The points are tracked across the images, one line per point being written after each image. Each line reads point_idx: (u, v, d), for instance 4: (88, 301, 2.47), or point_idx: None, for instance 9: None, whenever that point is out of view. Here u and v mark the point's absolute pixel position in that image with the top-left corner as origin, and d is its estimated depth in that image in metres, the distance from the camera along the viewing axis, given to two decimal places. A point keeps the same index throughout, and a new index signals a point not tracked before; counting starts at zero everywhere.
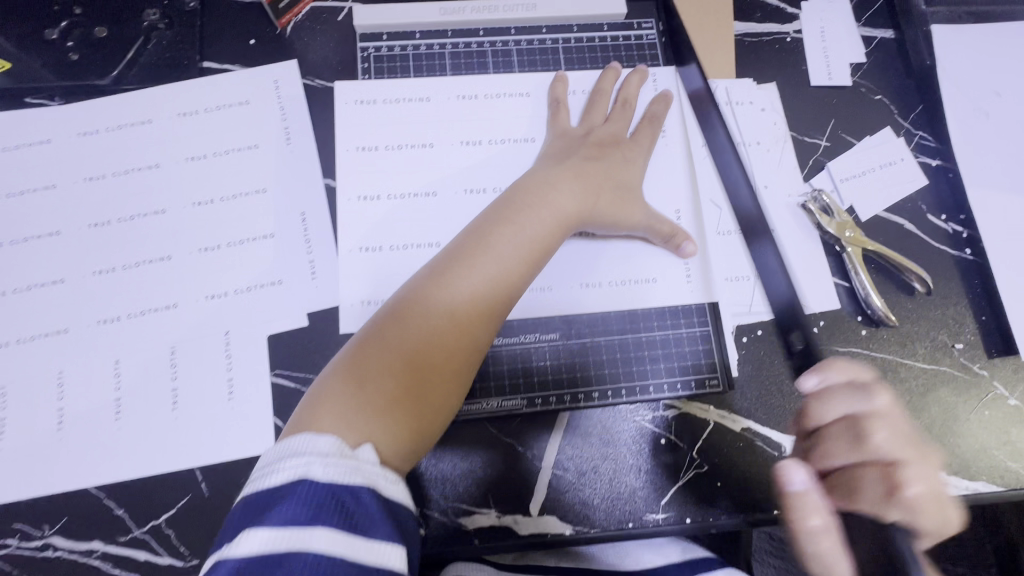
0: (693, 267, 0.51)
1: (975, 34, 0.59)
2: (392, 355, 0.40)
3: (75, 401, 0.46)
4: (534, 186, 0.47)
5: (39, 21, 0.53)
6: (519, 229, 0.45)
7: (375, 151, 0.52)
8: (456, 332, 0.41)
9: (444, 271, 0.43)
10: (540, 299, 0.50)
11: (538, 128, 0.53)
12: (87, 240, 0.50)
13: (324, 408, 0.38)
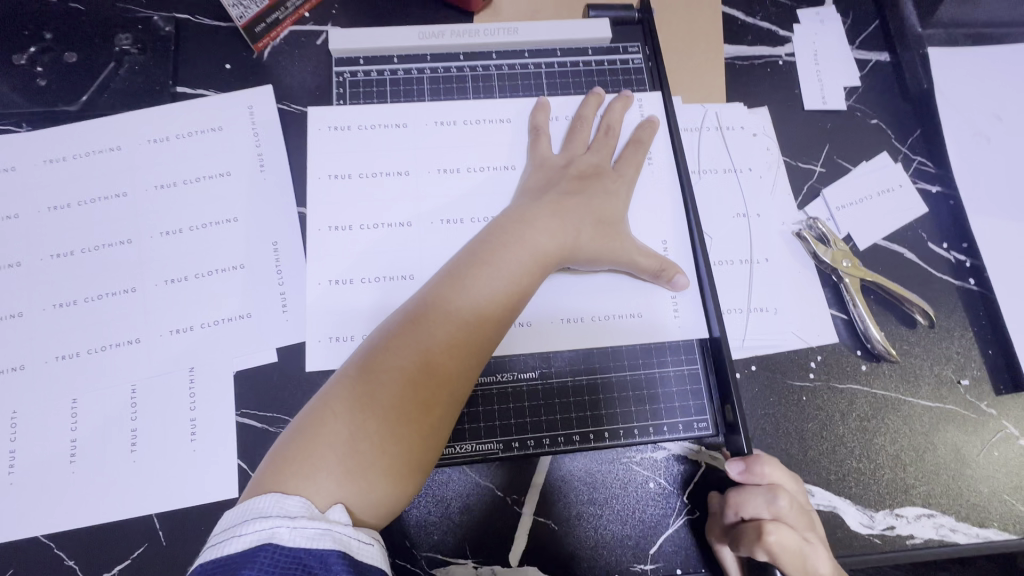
0: (681, 302, 0.48)
1: (973, 57, 0.57)
2: (361, 409, 0.37)
3: (28, 443, 0.44)
4: (512, 222, 0.45)
5: (8, 47, 0.52)
6: (496, 269, 0.42)
7: (349, 179, 0.50)
8: (430, 381, 0.39)
9: (416, 318, 0.41)
10: (522, 335, 0.47)
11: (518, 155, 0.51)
12: (49, 272, 0.48)
13: (290, 467, 0.36)
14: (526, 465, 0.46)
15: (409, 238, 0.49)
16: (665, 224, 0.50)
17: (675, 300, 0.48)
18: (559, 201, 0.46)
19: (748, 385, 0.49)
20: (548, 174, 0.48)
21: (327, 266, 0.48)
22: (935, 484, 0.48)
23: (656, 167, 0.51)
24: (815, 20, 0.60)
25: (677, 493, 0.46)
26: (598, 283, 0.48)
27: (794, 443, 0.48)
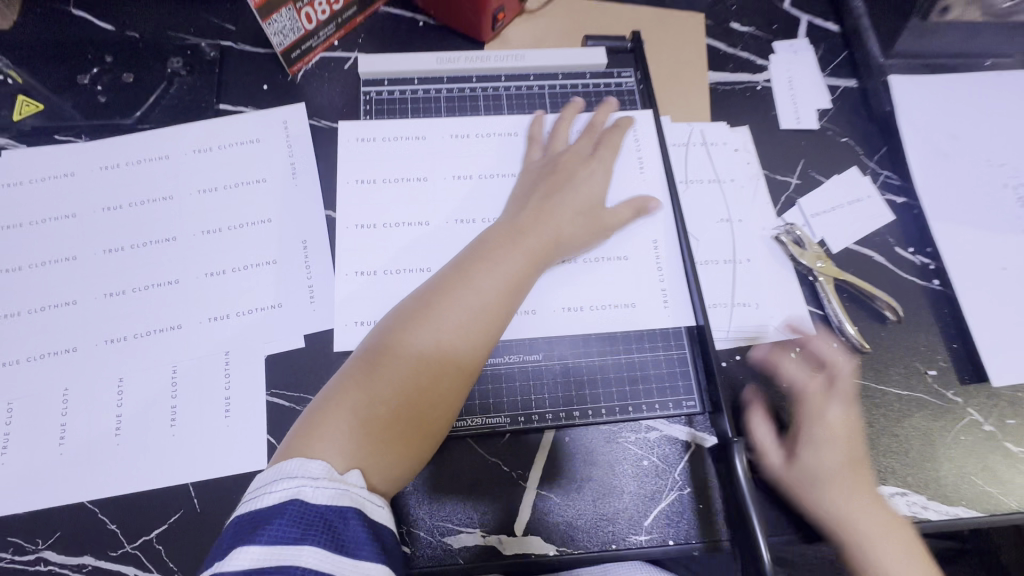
0: (670, 293, 0.53)
1: (931, 83, 0.64)
2: (378, 387, 0.42)
3: (77, 417, 0.48)
4: (511, 226, 0.50)
5: (73, 68, 0.59)
6: (499, 265, 0.47)
7: (373, 184, 0.55)
8: (438, 364, 0.43)
9: (429, 304, 0.46)
10: (529, 322, 0.52)
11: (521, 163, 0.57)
12: (102, 264, 0.53)
13: (317, 434, 0.40)
14: (530, 439, 0.50)
15: (425, 237, 0.54)
16: (655, 225, 0.56)
17: (664, 289, 0.53)
18: (553, 207, 0.52)
19: (733, 373, 0.54)
20: (545, 181, 0.54)
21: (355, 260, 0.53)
22: (907, 465, 0.52)
23: (647, 174, 0.57)
24: (789, 50, 0.67)
25: (668, 468, 0.50)
26: (596, 275, 0.53)
27: (777, 426, 0.53)
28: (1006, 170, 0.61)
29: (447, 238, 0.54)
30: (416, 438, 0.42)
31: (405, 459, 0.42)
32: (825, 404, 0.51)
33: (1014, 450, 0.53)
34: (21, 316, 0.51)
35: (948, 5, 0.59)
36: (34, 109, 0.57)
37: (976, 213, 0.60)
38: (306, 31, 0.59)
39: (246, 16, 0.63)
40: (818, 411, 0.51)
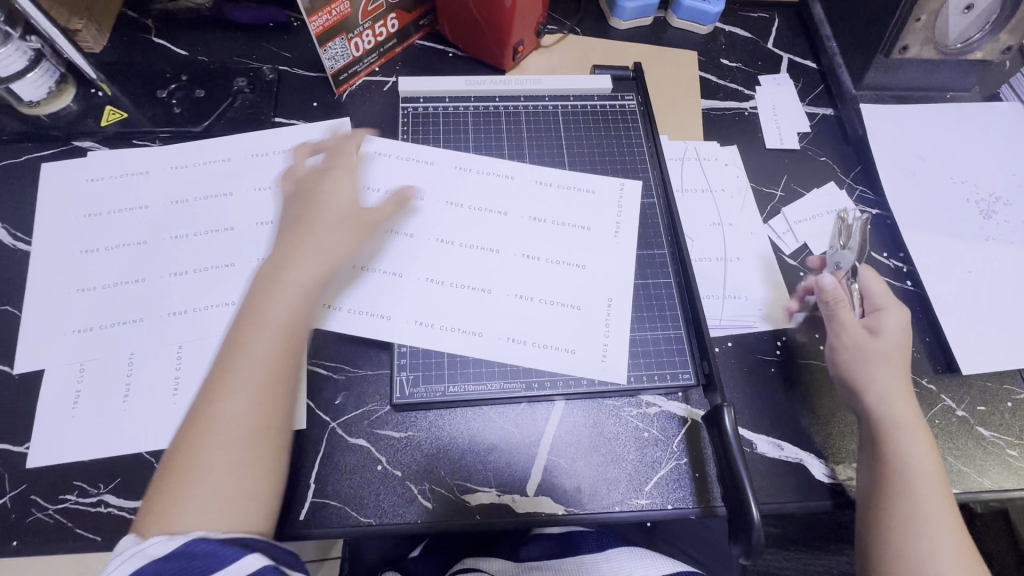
0: (610, 347, 0.57)
1: (898, 111, 0.72)
2: (199, 448, 0.42)
3: (140, 379, 0.54)
4: (277, 261, 0.50)
5: (154, 86, 0.69)
6: (269, 305, 0.48)
7: (376, 193, 0.62)
8: (257, 412, 0.44)
9: (244, 349, 0.46)
10: (476, 343, 0.56)
11: (525, 178, 0.65)
12: (167, 247, 0.60)
13: (162, 503, 0.41)
14: (541, 408, 0.56)
15: (403, 247, 0.59)
16: (618, 281, 0.60)
17: (606, 346, 0.57)
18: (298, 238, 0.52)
19: (725, 357, 0.59)
20: (290, 218, 0.54)
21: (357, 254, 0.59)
22: None
23: (620, 238, 0.62)
24: (773, 83, 0.76)
25: (666, 440, 0.55)
26: (547, 317, 0.57)
27: (765, 406, 0.57)
28: (968, 187, 0.69)
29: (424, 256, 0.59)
30: (260, 477, 0.43)
31: (249, 504, 0.42)
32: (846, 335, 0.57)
33: (985, 434, 0.58)
34: (96, 290, 0.58)
35: (906, 44, 0.68)
36: (118, 117, 0.66)
37: (941, 223, 0.67)
38: (354, 58, 0.68)
39: (302, 46, 0.74)
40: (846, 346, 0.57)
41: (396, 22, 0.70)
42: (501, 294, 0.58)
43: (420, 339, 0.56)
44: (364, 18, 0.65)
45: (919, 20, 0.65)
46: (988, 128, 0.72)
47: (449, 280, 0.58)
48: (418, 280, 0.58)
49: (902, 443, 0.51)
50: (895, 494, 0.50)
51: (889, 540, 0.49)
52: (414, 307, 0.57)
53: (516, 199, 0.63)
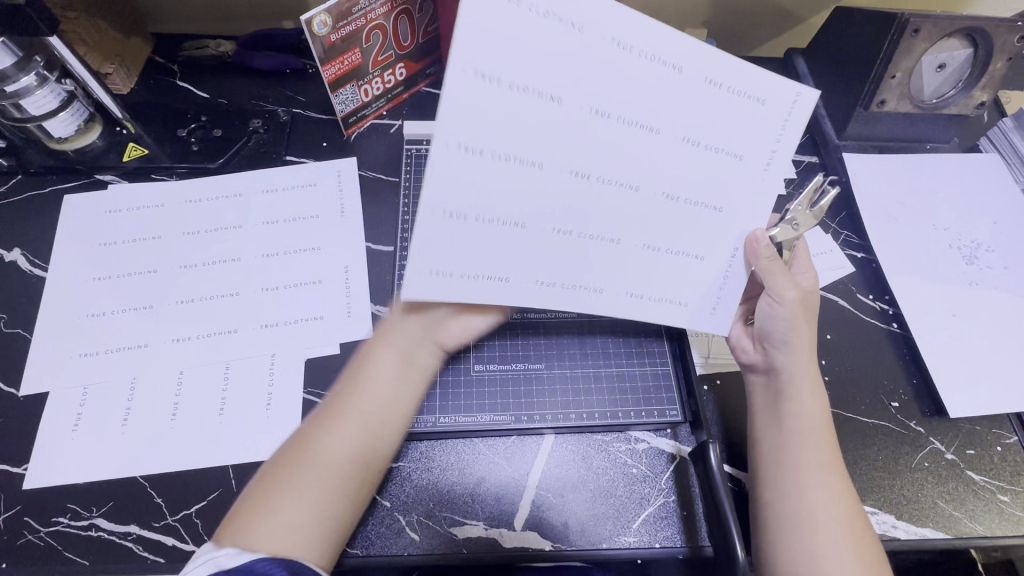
0: (722, 302, 0.53)
1: (880, 161, 0.76)
2: (278, 482, 0.45)
3: (141, 403, 0.56)
4: (392, 325, 0.52)
5: (174, 125, 0.73)
6: (370, 355, 0.50)
7: (495, 88, 0.40)
8: (333, 458, 0.46)
9: (346, 394, 0.49)
10: (600, 288, 0.51)
11: (693, 75, 0.44)
12: (177, 276, 0.63)
13: (240, 525, 0.43)
14: (531, 441, 0.57)
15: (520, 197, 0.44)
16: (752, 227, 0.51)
17: (718, 297, 0.53)
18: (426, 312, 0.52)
19: (713, 394, 0.60)
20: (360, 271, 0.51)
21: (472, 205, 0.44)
22: (875, 486, 0.57)
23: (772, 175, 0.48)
24: None
25: (654, 476, 0.56)
26: (672, 261, 0.51)
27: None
28: (950, 234, 0.71)
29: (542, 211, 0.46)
30: (315, 520, 0.44)
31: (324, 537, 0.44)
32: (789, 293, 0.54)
33: (975, 478, 0.58)
34: (105, 315, 0.60)
35: (884, 98, 0.72)
36: (139, 153, 0.71)
37: (924, 267, 0.69)
38: (362, 103, 0.73)
39: (315, 91, 0.79)
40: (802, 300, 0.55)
41: (404, 71, 0.75)
42: (633, 236, 0.49)
43: (545, 302, 0.49)
44: (374, 67, 0.70)
45: (894, 77, 0.69)
46: (967, 179, 0.75)
47: (573, 219, 0.47)
48: (540, 231, 0.47)
49: (795, 396, 0.53)
50: (791, 445, 0.51)
51: (785, 491, 0.49)
52: (534, 264, 0.48)
53: (679, 114, 0.45)
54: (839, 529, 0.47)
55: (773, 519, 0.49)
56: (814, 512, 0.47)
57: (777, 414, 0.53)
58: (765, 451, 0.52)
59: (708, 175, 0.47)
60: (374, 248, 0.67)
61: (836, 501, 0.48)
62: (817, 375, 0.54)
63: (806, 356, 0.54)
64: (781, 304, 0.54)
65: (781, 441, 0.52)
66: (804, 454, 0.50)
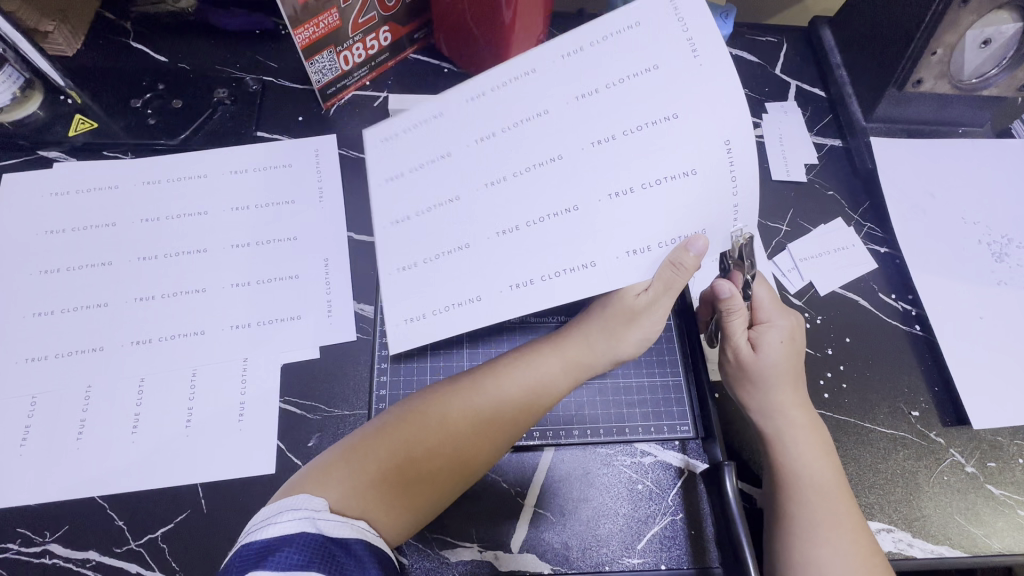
0: (742, 207, 0.42)
1: (908, 147, 0.70)
2: (373, 451, 0.43)
3: (97, 414, 0.50)
4: (566, 342, 0.50)
5: (128, 95, 0.65)
6: (536, 362, 0.48)
7: (406, 221, 0.42)
8: (446, 441, 0.44)
9: (482, 383, 0.47)
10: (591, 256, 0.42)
11: (558, 96, 0.43)
12: (133, 270, 0.56)
13: (326, 478, 0.41)
14: (530, 457, 0.53)
15: (467, 266, 0.43)
16: (723, 107, 0.41)
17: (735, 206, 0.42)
18: (588, 318, 0.50)
19: (726, 404, 0.56)
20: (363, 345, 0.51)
21: (420, 300, 0.43)
22: (893, 502, 0.54)
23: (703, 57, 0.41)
24: (780, 110, 0.73)
25: (661, 492, 0.52)
26: (658, 228, 0.42)
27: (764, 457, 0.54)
28: (979, 228, 0.66)
29: (499, 250, 0.43)
30: (398, 498, 0.42)
31: (401, 515, 0.42)
32: (749, 348, 0.53)
33: (995, 492, 0.55)
34: (54, 315, 0.54)
35: (921, 78, 0.65)
36: (87, 127, 0.63)
37: (952, 264, 0.64)
38: (343, 72, 0.65)
39: (288, 55, 0.70)
40: (761, 362, 0.52)
41: (389, 35, 0.66)
42: (619, 232, 0.42)
43: (526, 256, 0.43)
44: (354, 31, 0.62)
45: (934, 54, 0.62)
46: (1000, 167, 0.70)
47: (541, 240, 0.43)
48: (500, 297, 0.43)
49: (793, 447, 0.50)
50: (790, 497, 0.48)
51: (788, 548, 0.47)
52: (510, 271, 0.43)
53: (567, 120, 0.42)
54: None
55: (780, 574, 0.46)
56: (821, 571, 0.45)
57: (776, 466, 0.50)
58: (782, 496, 0.49)
59: (632, 111, 0.42)
60: (358, 238, 0.60)
61: (845, 560, 0.45)
62: (812, 424, 0.51)
63: (794, 406, 0.51)
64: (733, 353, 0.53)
65: (799, 493, 0.48)
66: (809, 511, 0.47)
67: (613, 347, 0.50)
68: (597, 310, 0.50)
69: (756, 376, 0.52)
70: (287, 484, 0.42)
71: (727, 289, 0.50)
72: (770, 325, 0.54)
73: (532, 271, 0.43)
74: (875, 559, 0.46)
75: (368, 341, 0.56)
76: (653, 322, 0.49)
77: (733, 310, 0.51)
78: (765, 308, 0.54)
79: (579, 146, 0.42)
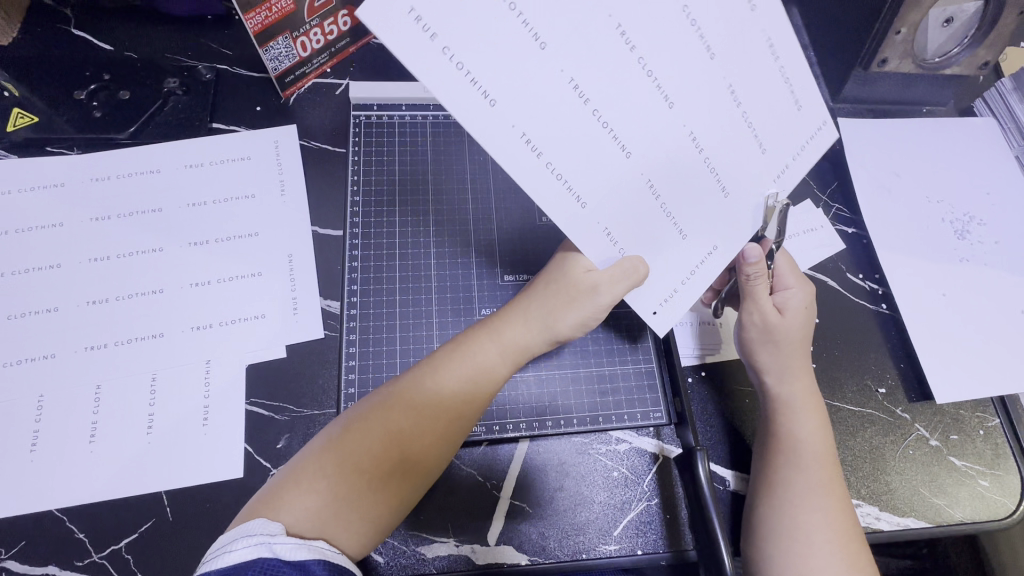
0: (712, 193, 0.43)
1: (874, 127, 0.70)
2: (324, 473, 0.41)
3: (51, 424, 0.48)
4: (504, 330, 0.48)
5: (72, 86, 0.61)
6: (472, 354, 0.47)
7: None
8: (397, 450, 0.43)
9: (420, 384, 0.45)
10: (572, 217, 0.38)
11: (692, 51, 0.38)
12: (85, 272, 0.54)
13: (280, 497, 0.40)
14: (504, 449, 0.52)
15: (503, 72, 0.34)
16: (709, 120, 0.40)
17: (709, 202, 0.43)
18: (528, 301, 0.49)
19: (700, 389, 0.57)
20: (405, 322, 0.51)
21: (464, 39, 0.33)
22: (860, 478, 0.55)
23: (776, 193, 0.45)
24: None
25: (637, 479, 0.52)
26: (628, 221, 0.40)
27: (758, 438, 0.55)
28: (943, 206, 0.67)
29: (544, 96, 0.35)
30: (362, 513, 0.41)
31: (370, 528, 0.42)
32: (771, 314, 0.52)
33: (957, 463, 0.57)
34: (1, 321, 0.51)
35: (886, 57, 0.65)
36: (27, 121, 0.59)
37: (917, 243, 0.65)
38: (301, 58, 0.62)
39: (243, 42, 0.67)
40: (779, 328, 0.52)
41: (348, 19, 0.64)
42: (605, 189, 0.39)
43: (546, 125, 0.35)
44: (311, 15, 0.59)
45: (898, 33, 0.62)
46: (962, 145, 0.71)
47: (559, 124, 0.36)
48: (506, 131, 0.35)
49: (797, 415, 0.50)
50: (785, 463, 0.49)
51: (778, 509, 0.47)
52: (533, 117, 0.35)
53: (679, 76, 0.38)
54: (832, 552, 0.45)
55: (765, 536, 0.47)
56: (807, 533, 0.46)
57: (777, 434, 0.50)
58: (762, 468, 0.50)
59: (706, 116, 0.40)
60: (323, 233, 0.58)
61: (830, 522, 0.46)
62: (816, 392, 0.52)
63: (801, 373, 0.52)
64: (756, 320, 0.52)
65: (781, 460, 0.49)
66: (788, 480, 0.48)
67: (550, 326, 0.48)
68: (543, 293, 0.48)
69: (775, 343, 0.52)
70: (250, 505, 0.41)
71: (755, 256, 0.49)
72: (788, 291, 0.54)
73: (543, 140, 0.36)
74: (850, 530, 0.46)
75: (336, 338, 0.54)
76: (593, 309, 0.46)
77: (760, 276, 0.51)
78: (784, 275, 0.54)
79: (679, 124, 0.39)
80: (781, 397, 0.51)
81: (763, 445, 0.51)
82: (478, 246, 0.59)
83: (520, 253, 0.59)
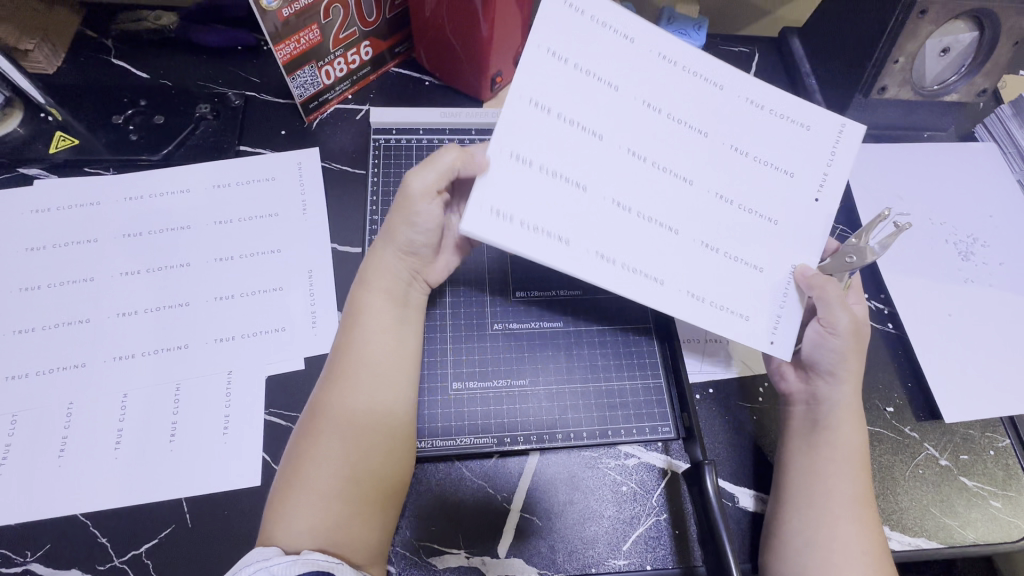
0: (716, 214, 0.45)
1: (877, 151, 0.72)
2: (303, 496, 0.44)
3: (79, 431, 0.50)
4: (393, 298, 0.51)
5: (110, 111, 0.65)
6: (372, 333, 0.49)
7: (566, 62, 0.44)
8: (352, 449, 0.45)
9: (344, 387, 0.47)
10: (658, 295, 0.45)
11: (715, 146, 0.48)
12: (117, 284, 0.57)
13: (275, 525, 0.43)
14: (515, 462, 0.53)
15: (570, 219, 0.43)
16: (734, 181, 0.48)
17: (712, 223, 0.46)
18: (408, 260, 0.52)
19: (708, 405, 0.57)
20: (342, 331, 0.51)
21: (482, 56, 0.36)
22: None
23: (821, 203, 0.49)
24: None
25: (644, 494, 0.53)
26: (656, 251, 0.45)
27: (771, 454, 0.55)
28: (946, 229, 0.68)
29: (603, 220, 0.44)
30: (355, 521, 0.44)
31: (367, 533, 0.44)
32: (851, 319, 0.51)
33: (968, 484, 0.57)
34: (36, 331, 0.54)
35: (885, 85, 0.67)
36: (69, 143, 0.63)
37: (921, 264, 0.66)
38: (324, 86, 0.66)
39: (271, 70, 0.71)
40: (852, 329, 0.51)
41: (370, 49, 0.68)
42: (668, 261, 0.45)
43: (612, 229, 0.44)
44: (335, 46, 0.63)
45: (896, 62, 0.65)
46: (964, 169, 0.72)
47: (620, 225, 0.44)
48: (592, 260, 0.43)
49: (838, 427, 0.50)
50: (818, 478, 0.49)
51: (813, 524, 0.47)
52: (596, 234, 0.43)
53: (697, 159, 0.47)
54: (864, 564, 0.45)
55: (799, 551, 0.47)
56: (844, 546, 0.46)
57: (811, 446, 0.50)
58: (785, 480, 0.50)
59: (734, 185, 0.48)
60: (342, 250, 0.61)
61: (861, 536, 0.47)
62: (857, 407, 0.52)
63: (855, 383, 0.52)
64: (835, 328, 0.51)
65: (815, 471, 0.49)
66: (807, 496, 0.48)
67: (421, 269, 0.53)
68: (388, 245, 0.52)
69: (853, 345, 0.52)
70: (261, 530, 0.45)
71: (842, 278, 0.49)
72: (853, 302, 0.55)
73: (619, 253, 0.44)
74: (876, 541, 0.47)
75: None
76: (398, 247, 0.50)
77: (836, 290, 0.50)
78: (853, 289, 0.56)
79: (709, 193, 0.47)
80: (826, 403, 0.51)
81: (799, 454, 0.51)
82: (490, 263, 0.61)
83: (531, 271, 0.61)
